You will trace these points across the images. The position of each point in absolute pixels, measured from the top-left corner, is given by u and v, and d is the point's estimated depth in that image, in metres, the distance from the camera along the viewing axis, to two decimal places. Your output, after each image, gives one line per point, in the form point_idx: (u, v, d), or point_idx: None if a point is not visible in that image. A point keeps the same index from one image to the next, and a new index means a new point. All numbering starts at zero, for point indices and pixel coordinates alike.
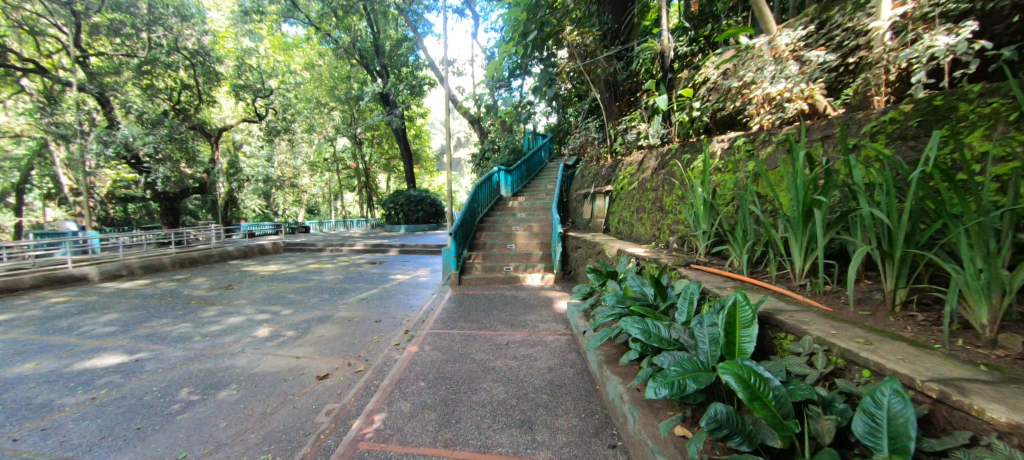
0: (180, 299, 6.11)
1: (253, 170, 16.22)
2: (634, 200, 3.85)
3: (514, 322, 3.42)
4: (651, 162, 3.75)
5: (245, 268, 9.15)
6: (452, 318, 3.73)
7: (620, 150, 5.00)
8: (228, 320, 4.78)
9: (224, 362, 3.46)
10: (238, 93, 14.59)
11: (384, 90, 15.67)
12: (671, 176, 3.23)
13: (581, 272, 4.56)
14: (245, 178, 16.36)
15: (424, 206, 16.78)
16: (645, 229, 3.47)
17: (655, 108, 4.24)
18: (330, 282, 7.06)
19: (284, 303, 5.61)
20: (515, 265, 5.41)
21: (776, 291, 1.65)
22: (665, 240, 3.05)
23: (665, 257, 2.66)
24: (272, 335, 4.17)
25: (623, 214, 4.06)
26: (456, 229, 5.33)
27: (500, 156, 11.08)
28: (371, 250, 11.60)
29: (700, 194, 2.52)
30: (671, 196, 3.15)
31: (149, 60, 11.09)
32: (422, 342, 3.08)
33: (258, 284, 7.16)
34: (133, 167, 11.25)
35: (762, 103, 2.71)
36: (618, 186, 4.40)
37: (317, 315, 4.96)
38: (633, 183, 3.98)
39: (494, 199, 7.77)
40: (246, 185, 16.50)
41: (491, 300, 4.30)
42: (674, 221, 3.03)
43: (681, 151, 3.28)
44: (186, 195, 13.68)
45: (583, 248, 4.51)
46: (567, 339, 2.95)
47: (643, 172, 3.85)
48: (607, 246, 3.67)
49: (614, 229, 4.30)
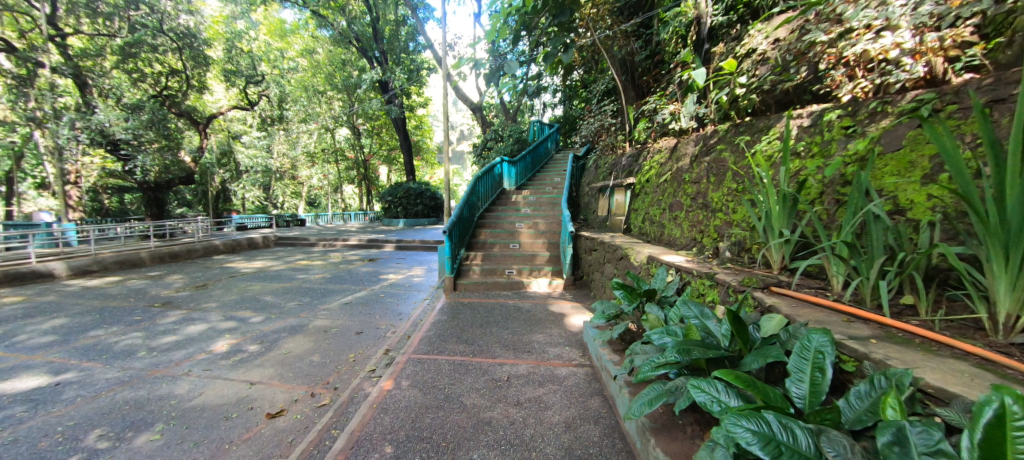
0: (145, 301, 5.51)
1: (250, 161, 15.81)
2: (665, 194, 3.16)
3: (517, 345, 2.76)
4: (686, 146, 3.06)
5: (228, 264, 8.54)
6: (442, 336, 3.07)
7: (640, 138, 4.30)
8: (188, 330, 4.16)
9: (159, 390, 2.81)
10: (229, 78, 13.92)
11: (383, 78, 14.96)
12: (719, 165, 2.54)
13: (597, 280, 3.89)
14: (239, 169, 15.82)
15: (424, 199, 16.14)
16: (681, 231, 2.80)
17: (689, 84, 3.47)
18: (314, 283, 6.42)
19: (258, 307, 4.98)
20: (519, 268, 4.75)
21: (961, 348, 0.97)
22: (713, 247, 2.37)
23: (721, 272, 2.00)
24: (231, 351, 3.54)
25: (650, 212, 3.37)
26: (452, 226, 4.66)
27: (504, 146, 10.40)
28: (366, 245, 10.98)
29: (777, 186, 1.81)
30: (720, 189, 2.48)
31: (134, 42, 10.50)
32: (400, 374, 2.41)
33: (236, 283, 6.53)
34: (115, 155, 10.63)
35: (854, 65, 2.03)
36: (642, 178, 3.67)
37: (291, 323, 4.33)
38: (664, 173, 3.26)
39: (496, 192, 7.10)
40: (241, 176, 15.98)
41: (489, 312, 3.64)
42: (726, 222, 2.35)
43: (727, 132, 2.60)
44: (174, 186, 13.04)
45: (598, 251, 3.83)
46: (586, 373, 2.29)
47: (675, 159, 3.14)
48: (633, 252, 2.99)
49: (636, 228, 3.63)
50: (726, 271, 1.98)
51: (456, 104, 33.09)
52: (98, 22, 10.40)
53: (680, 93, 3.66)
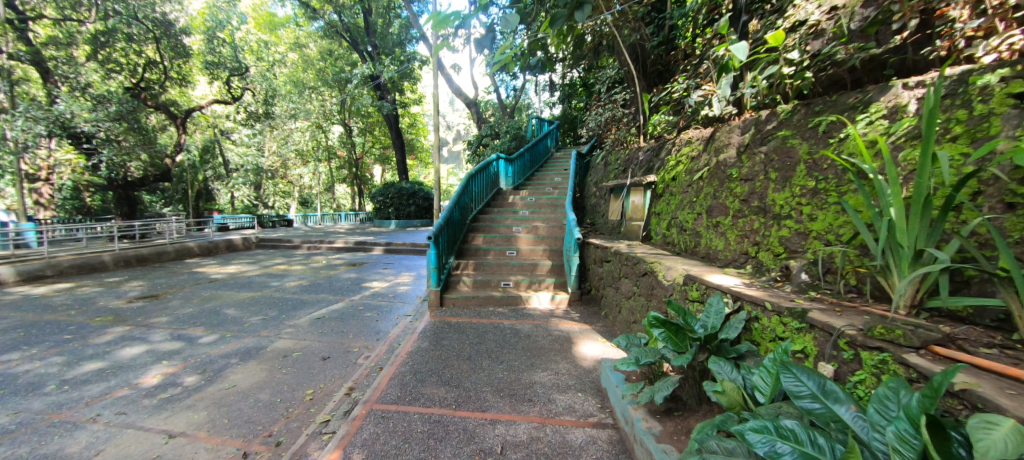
0: (89, 313, 4.81)
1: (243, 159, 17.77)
2: (699, 193, 2.54)
3: (514, 390, 2.11)
4: (728, 132, 2.45)
5: (199, 269, 7.82)
6: (419, 371, 2.42)
7: (657, 131, 3.72)
8: (120, 353, 3.46)
9: (46, 446, 2.12)
10: (212, 70, 13.19)
11: (374, 74, 14.30)
12: (787, 158, 1.93)
13: (610, 298, 3.27)
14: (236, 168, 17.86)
15: (416, 200, 15.46)
16: (728, 242, 2.19)
17: (724, 62, 2.86)
18: (287, 292, 5.75)
19: (214, 323, 4.29)
20: (516, 280, 4.12)
21: None
22: (782, 266, 1.78)
23: (813, 308, 1.38)
24: (163, 384, 2.86)
25: (677, 216, 2.76)
26: (439, 230, 3.99)
27: (501, 144, 9.80)
28: (353, 248, 10.29)
29: (926, 181, 1.17)
30: (789, 188, 1.87)
31: (107, 31, 9.80)
32: (353, 438, 1.75)
33: (200, 292, 5.85)
34: (81, 149, 9.83)
35: (997, 14, 1.49)
36: (666, 175, 3.02)
37: (246, 345, 3.65)
38: (696, 168, 2.64)
39: (492, 192, 6.48)
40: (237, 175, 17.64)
41: (481, 336, 3.00)
42: (799, 233, 1.76)
43: (793, 110, 1.99)
44: (148, 183, 12.18)
45: (612, 263, 3.21)
46: (609, 440, 1.64)
47: (714, 151, 2.50)
48: (663, 269, 2.37)
49: (658, 235, 3.02)
50: (822, 308, 1.37)
51: (454, 104, 32.62)
52: (65, 4, 9.57)
53: (713, 73, 3.05)
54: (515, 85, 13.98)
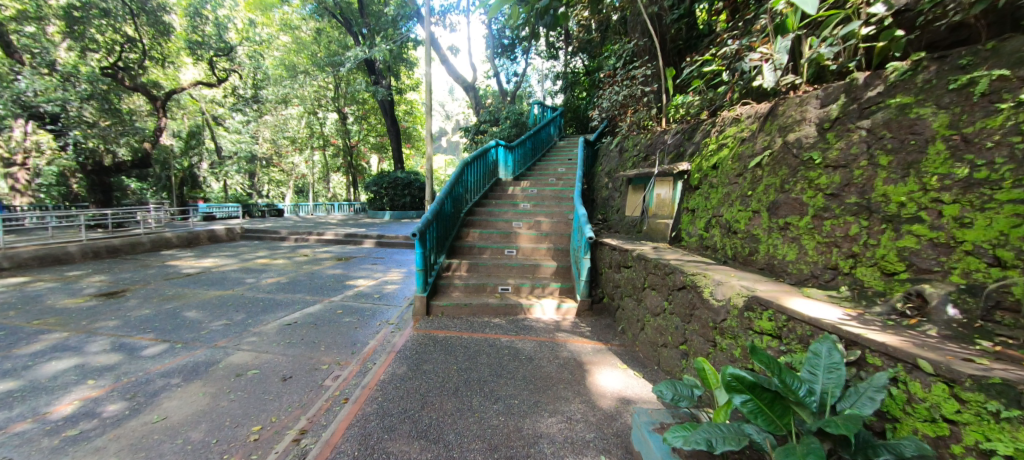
0: (31, 313, 4.22)
1: (236, 146, 17.06)
2: (754, 185, 1.94)
3: (513, 450, 1.56)
4: (799, 103, 1.83)
5: (172, 262, 7.23)
6: (389, 412, 1.85)
7: (685, 112, 3.12)
8: (40, 369, 2.88)
9: None
10: (195, 51, 12.25)
11: (370, 57, 13.45)
12: (910, 135, 1.33)
13: (629, 310, 2.73)
14: (228, 155, 17.10)
15: (412, 191, 14.80)
16: (807, 252, 1.61)
17: (786, 18, 2.20)
18: (262, 291, 5.18)
19: (168, 330, 3.73)
20: (515, 284, 3.56)
21: None
22: (909, 294, 1.21)
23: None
24: (77, 416, 2.27)
25: (722, 214, 2.16)
26: (427, 225, 3.39)
27: (501, 131, 9.15)
28: (343, 241, 9.70)
29: None
30: (916, 178, 1.29)
31: (79, 4, 8.93)
32: None
33: (165, 290, 5.26)
34: (45, 128, 9.17)
35: None
36: (704, 162, 2.43)
37: (195, 360, 3.07)
38: (748, 152, 2.05)
39: (490, 183, 5.87)
40: (228, 162, 16.93)
41: (473, 357, 2.45)
42: (940, 245, 1.19)
43: (917, 69, 1.37)
44: (125, 170, 11.37)
45: (632, 269, 2.65)
46: None
47: (777, 130, 1.90)
48: (711, 282, 1.81)
49: (691, 236, 2.45)
50: None
51: (454, 94, 31.76)
52: None
53: (770, 32, 2.39)
54: (516, 71, 13.22)
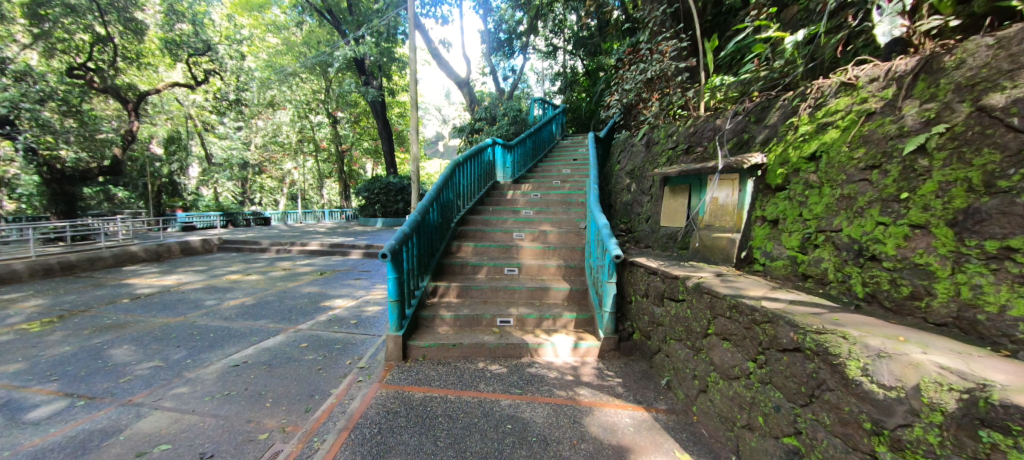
0: None
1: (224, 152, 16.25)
2: (914, 183, 1.20)
3: None
4: (999, 44, 1.06)
5: (130, 281, 6.40)
6: None
7: (741, 91, 2.42)
8: None
9: None
10: (173, 52, 11.31)
11: (360, 56, 12.59)
12: None
13: (680, 359, 1.97)
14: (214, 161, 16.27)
15: (405, 196, 14.04)
16: None
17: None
18: (218, 317, 4.39)
19: (78, 377, 2.93)
20: (519, 314, 2.80)
21: None
22: None
23: None
24: None
25: (839, 228, 1.43)
26: (405, 243, 2.63)
27: (499, 130, 8.43)
28: (328, 251, 8.89)
29: None
30: None
31: None
32: None
33: (104, 317, 4.44)
34: None
35: None
36: (795, 151, 1.68)
37: (85, 430, 2.25)
38: (893, 131, 1.29)
39: (487, 185, 5.13)
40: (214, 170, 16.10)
41: (463, 437, 1.70)
42: None
43: None
44: (92, 178, 10.45)
45: (687, 303, 1.88)
46: None
47: (961, 88, 1.12)
48: (864, 347, 1.05)
49: (779, 257, 1.71)
50: None
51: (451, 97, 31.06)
52: None
53: None
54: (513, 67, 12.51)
